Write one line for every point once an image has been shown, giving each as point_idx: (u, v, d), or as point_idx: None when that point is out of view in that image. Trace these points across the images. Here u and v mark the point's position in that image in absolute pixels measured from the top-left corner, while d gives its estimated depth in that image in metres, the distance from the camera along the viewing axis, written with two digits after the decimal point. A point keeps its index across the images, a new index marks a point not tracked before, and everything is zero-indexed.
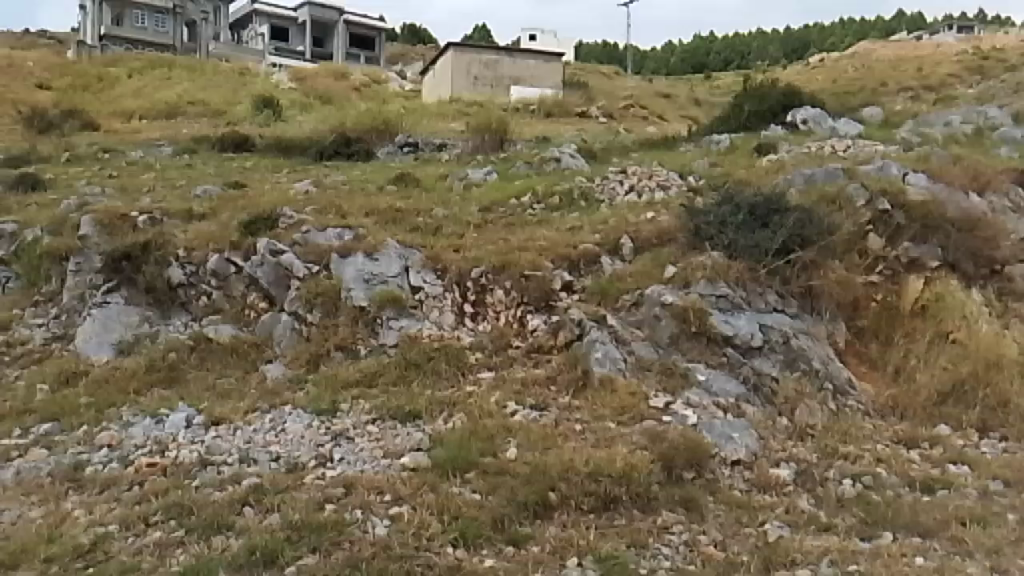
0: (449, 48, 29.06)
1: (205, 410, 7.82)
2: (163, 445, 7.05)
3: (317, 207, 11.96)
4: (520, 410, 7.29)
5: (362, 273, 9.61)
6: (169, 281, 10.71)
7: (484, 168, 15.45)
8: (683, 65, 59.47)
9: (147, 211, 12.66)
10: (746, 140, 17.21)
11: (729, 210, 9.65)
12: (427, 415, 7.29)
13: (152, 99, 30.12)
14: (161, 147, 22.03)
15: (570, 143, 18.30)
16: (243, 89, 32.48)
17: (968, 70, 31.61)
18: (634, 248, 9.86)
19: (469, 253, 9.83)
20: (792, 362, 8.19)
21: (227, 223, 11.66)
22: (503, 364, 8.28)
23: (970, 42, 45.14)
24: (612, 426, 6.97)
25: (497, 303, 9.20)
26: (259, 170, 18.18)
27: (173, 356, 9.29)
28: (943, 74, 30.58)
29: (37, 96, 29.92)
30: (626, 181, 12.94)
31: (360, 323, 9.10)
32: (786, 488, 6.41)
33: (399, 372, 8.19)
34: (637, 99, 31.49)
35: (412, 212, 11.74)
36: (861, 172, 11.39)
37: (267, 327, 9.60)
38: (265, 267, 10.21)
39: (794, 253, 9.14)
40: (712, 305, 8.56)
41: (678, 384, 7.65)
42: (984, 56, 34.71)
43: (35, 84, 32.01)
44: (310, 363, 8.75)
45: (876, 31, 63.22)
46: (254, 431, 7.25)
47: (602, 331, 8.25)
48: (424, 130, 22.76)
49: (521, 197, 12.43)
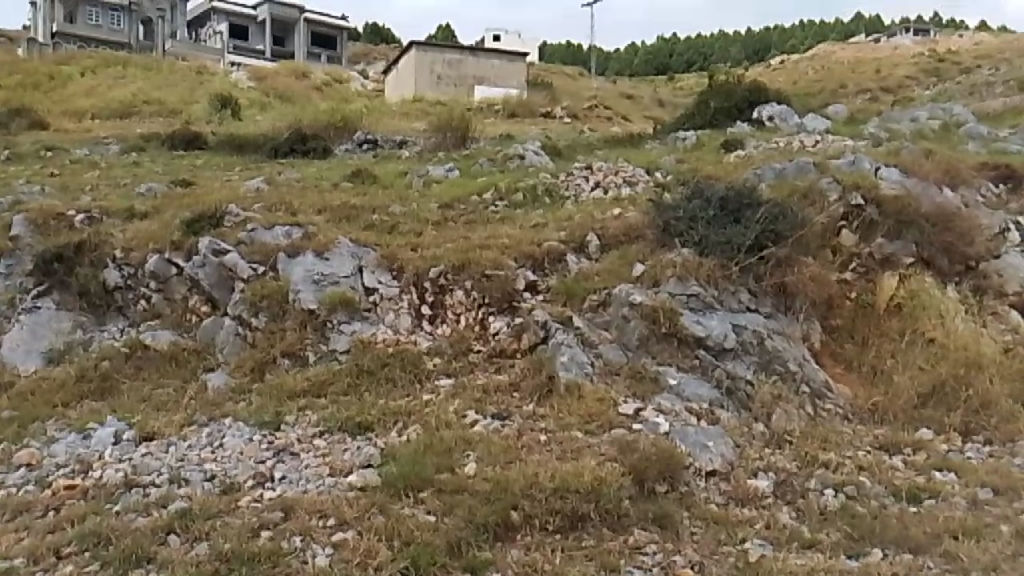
0: (412, 46, 28.44)
1: (137, 424, 7.16)
2: (87, 464, 6.38)
3: (266, 204, 11.32)
4: (480, 419, 6.76)
5: (311, 274, 9.00)
6: (104, 284, 9.99)
7: (446, 165, 14.91)
8: (646, 66, 59.49)
9: (84, 210, 11.89)
10: (712, 137, 16.90)
11: (698, 204, 9.21)
12: (380, 427, 6.73)
13: (104, 98, 29.01)
14: (109, 146, 21.09)
15: (534, 141, 17.85)
16: (198, 87, 31.47)
17: (927, 72, 31.87)
18: (600, 245, 9.40)
19: (426, 252, 9.28)
20: (767, 364, 7.77)
21: (169, 221, 10.95)
22: (463, 370, 7.74)
23: (929, 44, 45.71)
24: (580, 436, 6.47)
25: (457, 304, 8.64)
26: (211, 168, 17.40)
27: (107, 365, 8.60)
28: (903, 76, 30.81)
29: None
30: (592, 177, 12.50)
31: (309, 328, 8.49)
32: (765, 501, 5.98)
33: (350, 380, 7.62)
34: (601, 99, 31.17)
35: (367, 209, 11.15)
36: (832, 166, 11.07)
37: (209, 333, 8.96)
38: (207, 268, 9.56)
39: (766, 249, 8.70)
40: (683, 305, 8.10)
41: (648, 389, 7.18)
42: (940, 58, 35.06)
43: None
44: (254, 371, 8.14)
45: (835, 33, 63.87)
46: (190, 447, 6.63)
47: (567, 333, 7.76)
48: (385, 128, 22.15)
49: (482, 194, 11.91)
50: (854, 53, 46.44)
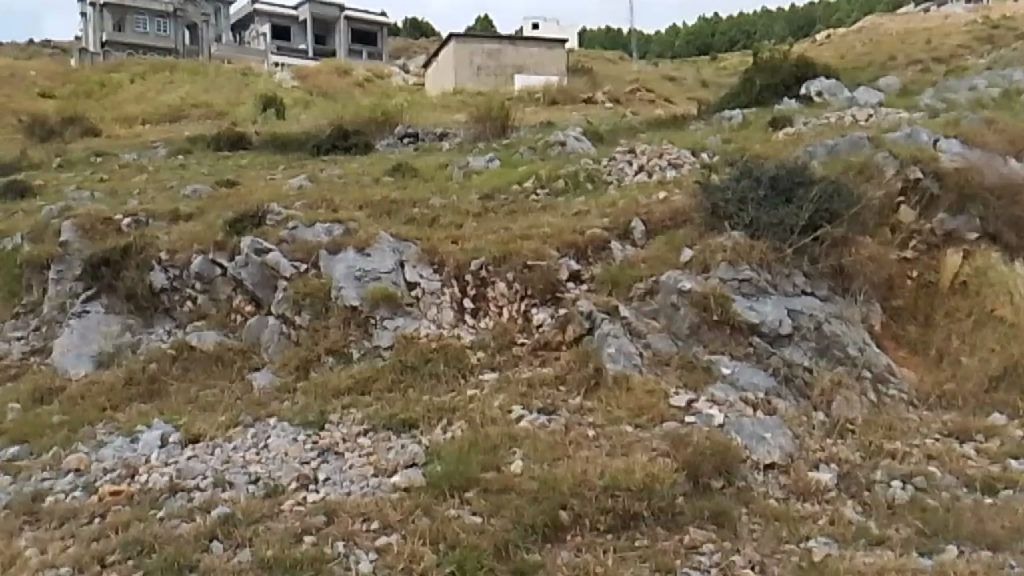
0: (451, 38, 28.28)
1: (183, 426, 7.13)
2: (134, 468, 6.37)
3: (307, 201, 11.27)
4: (527, 415, 6.57)
5: (352, 270, 8.89)
6: (150, 287, 10.05)
7: (486, 155, 14.73)
8: (688, 47, 58.44)
9: (130, 214, 12.01)
10: (759, 115, 16.37)
11: (748, 184, 8.82)
12: (424, 424, 6.58)
13: (153, 103, 29.50)
14: (157, 150, 21.38)
15: (575, 127, 17.55)
16: (242, 89, 31.79)
17: (982, 40, 30.61)
18: (645, 231, 9.11)
19: (467, 244, 9.11)
20: (825, 350, 7.43)
21: (212, 222, 10.98)
22: (508, 364, 7.56)
23: (985, 10, 43.92)
24: (630, 430, 6.23)
25: (500, 297, 8.45)
26: (255, 168, 17.49)
27: (154, 367, 8.63)
28: (958, 44, 29.62)
29: (39, 105, 29.42)
30: (635, 161, 12.18)
31: (351, 325, 8.39)
32: (829, 495, 5.68)
33: (394, 376, 7.49)
34: (643, 82, 30.61)
35: (407, 203, 11.04)
36: (888, 140, 10.57)
37: (254, 333, 8.92)
38: (250, 268, 9.53)
39: (821, 229, 8.30)
40: (735, 291, 7.78)
41: (700, 379, 6.90)
42: (995, 25, 33.66)
43: (37, 93, 31.42)
44: (299, 369, 8.06)
45: (884, 4, 61.85)
46: (234, 449, 6.59)
47: (614, 323, 7.51)
48: (426, 121, 22.04)
49: (523, 183, 11.70)
50: (905, 23, 44.84)
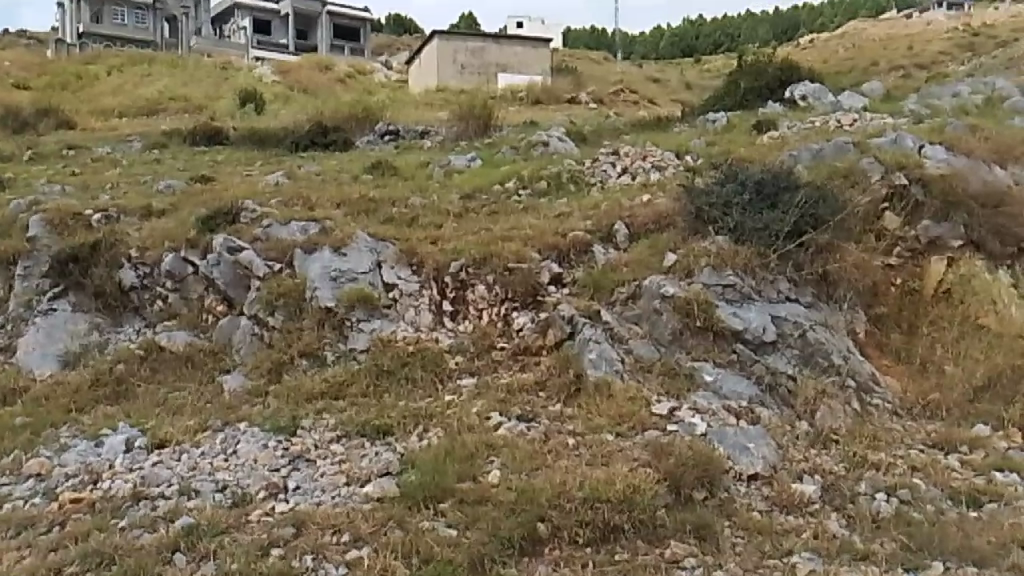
0: (434, 36, 28.03)
1: (150, 430, 6.89)
2: (96, 474, 6.12)
3: (283, 199, 11.03)
4: (505, 422, 6.40)
5: (328, 270, 8.67)
6: (120, 285, 9.77)
7: (468, 154, 14.54)
8: (671, 49, 58.50)
9: (101, 209, 11.69)
10: (743, 118, 16.30)
11: (733, 188, 8.70)
12: (399, 431, 6.39)
13: (130, 96, 29.01)
14: (132, 143, 20.99)
15: (558, 127, 17.40)
16: (221, 83, 31.36)
17: (961, 47, 30.85)
18: (628, 234, 8.98)
19: (447, 245, 8.92)
20: (808, 358, 7.33)
21: (185, 219, 10.71)
22: (486, 369, 7.38)
23: (963, 18, 44.36)
24: (611, 439, 6.08)
25: (479, 300, 8.26)
26: (232, 163, 17.19)
27: (122, 368, 8.36)
28: (937, 51, 29.82)
29: (14, 96, 28.86)
30: (618, 162, 12.05)
31: (327, 326, 8.17)
32: (812, 507, 5.58)
33: (369, 380, 7.29)
34: (626, 83, 30.53)
35: (386, 202, 10.83)
36: (873, 145, 10.52)
37: (226, 333, 8.68)
38: (223, 266, 9.28)
39: (806, 234, 8.19)
40: (718, 296, 7.65)
41: (682, 387, 6.77)
42: (975, 32, 33.94)
43: (11, 84, 30.81)
44: (272, 372, 7.83)
45: (865, 9, 62.33)
46: (202, 455, 6.36)
47: (596, 328, 7.36)
48: (407, 119, 21.79)
49: (505, 183, 11.53)
50: (885, 29, 45.16)
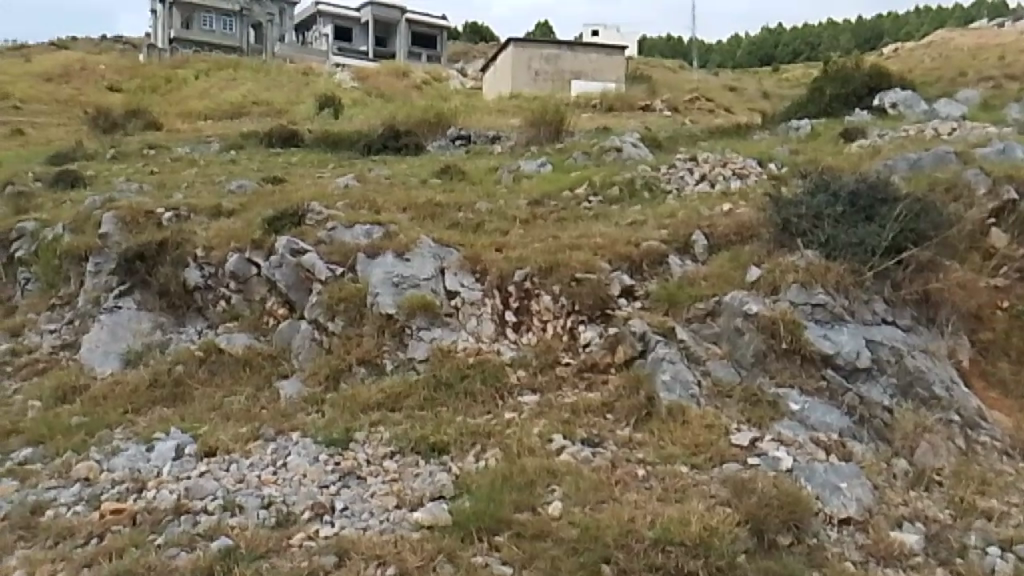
0: (510, 43, 27.68)
1: (201, 437, 6.65)
2: (142, 482, 5.93)
3: (349, 202, 10.81)
4: (569, 446, 5.93)
5: (390, 276, 8.34)
6: (184, 285, 9.67)
7: (538, 159, 14.12)
8: (749, 58, 57.06)
9: (172, 207, 11.69)
10: (829, 127, 15.42)
11: (825, 199, 7.98)
12: (455, 449, 6.00)
13: (213, 99, 29.65)
14: (210, 144, 21.30)
15: (633, 134, 16.84)
16: (301, 88, 31.82)
17: None
18: (707, 246, 8.40)
19: (513, 253, 8.50)
20: (907, 388, 6.63)
21: (251, 219, 10.57)
22: (551, 386, 6.92)
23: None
24: (685, 471, 5.55)
25: (544, 311, 7.78)
26: (304, 166, 17.17)
27: (180, 369, 8.21)
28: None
29: (107, 98, 29.90)
30: (697, 169, 11.43)
31: (386, 334, 7.81)
32: (913, 561, 5.02)
33: (426, 393, 6.90)
34: (701, 92, 29.63)
35: (452, 206, 10.50)
36: (977, 155, 9.71)
37: (285, 338, 8.45)
38: (285, 269, 9.06)
39: (906, 252, 7.43)
40: (807, 316, 6.98)
41: (764, 415, 6.19)
42: None
43: (105, 88, 31.89)
44: (329, 380, 7.54)
45: (954, 18, 59.57)
46: (250, 466, 6.08)
47: (670, 347, 6.82)
48: (479, 124, 21.54)
49: (575, 189, 11.05)
50: (977, 38, 42.95)
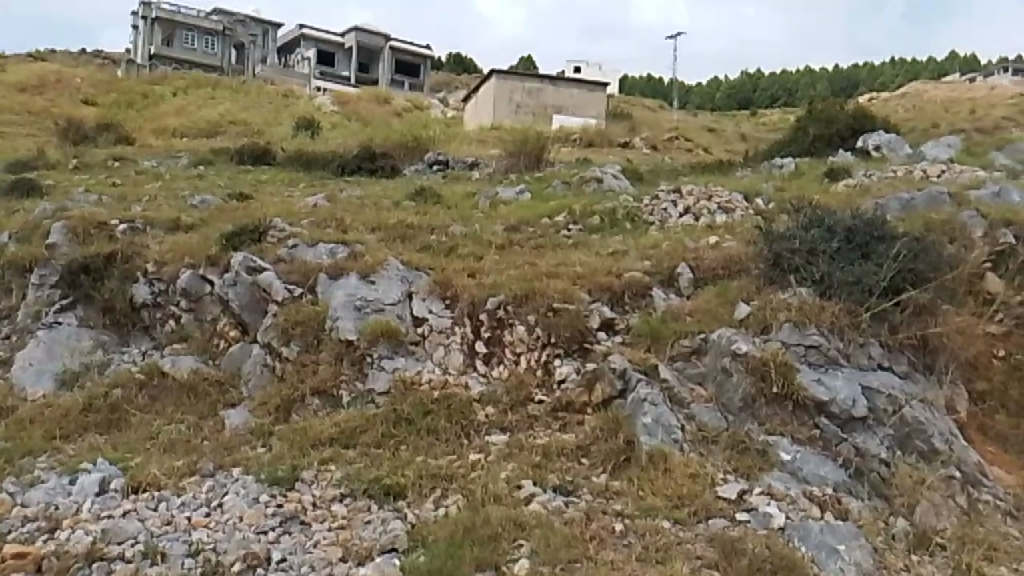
0: (493, 74, 27.38)
1: (131, 470, 5.97)
2: (56, 521, 5.25)
3: (316, 220, 10.25)
4: (539, 494, 5.34)
5: (353, 299, 7.74)
6: (131, 301, 9.01)
7: (517, 187, 13.67)
8: (728, 101, 57.61)
9: (128, 219, 11.03)
10: (813, 166, 15.17)
11: (819, 234, 7.56)
12: (412, 494, 5.39)
13: (189, 117, 28.95)
14: (179, 159, 20.57)
15: (614, 166, 16.48)
16: (280, 109, 31.28)
17: None
18: (692, 279, 7.92)
19: (486, 279, 7.96)
20: (904, 441, 6.16)
21: (210, 234, 9.95)
22: (521, 426, 6.34)
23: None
24: (667, 526, 4.98)
25: (517, 342, 7.20)
26: (275, 184, 16.54)
27: (119, 393, 7.52)
28: (1002, 116, 28.32)
29: (81, 111, 29.07)
30: (681, 201, 11.02)
31: (345, 362, 7.19)
32: None
33: (384, 429, 6.28)
34: (680, 130, 29.53)
35: (425, 229, 9.97)
36: (969, 197, 9.41)
37: (236, 362, 7.82)
38: (240, 287, 8.45)
39: (904, 293, 6.99)
40: (800, 358, 6.49)
41: (753, 465, 5.66)
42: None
43: (80, 101, 31.08)
44: (280, 411, 6.90)
45: (926, 71, 60.78)
46: (182, 506, 5.42)
47: (652, 387, 6.27)
48: (458, 151, 21.10)
49: (554, 217, 10.58)
50: (949, 91, 43.67)
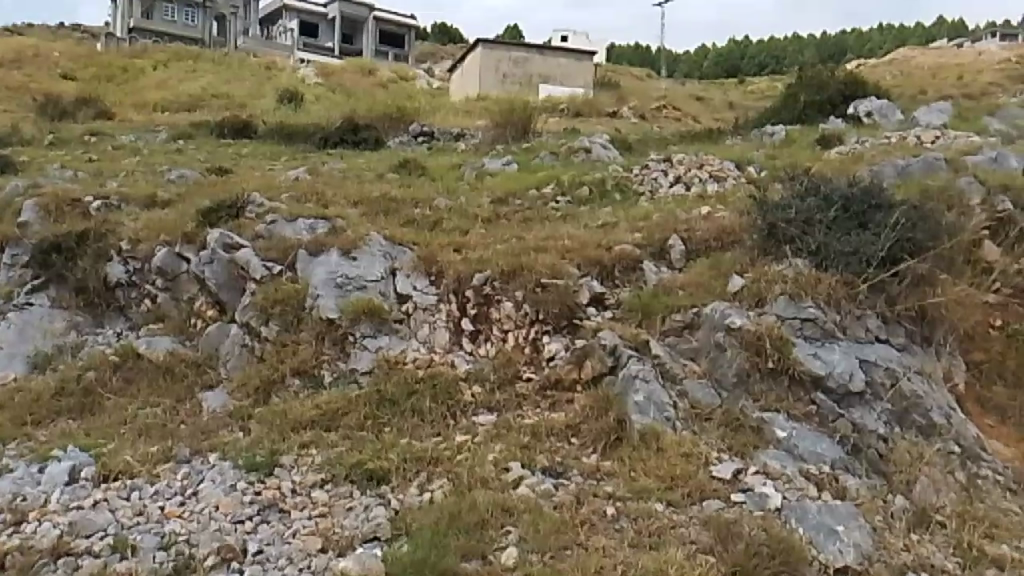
0: (479, 43, 26.86)
1: (103, 457, 5.73)
2: (22, 513, 5.03)
3: (296, 194, 9.94)
4: (528, 477, 5.14)
5: (334, 276, 7.48)
6: (105, 281, 8.73)
7: (504, 158, 13.36)
8: (716, 69, 57.05)
9: (102, 195, 10.69)
10: (805, 133, 14.92)
11: (814, 203, 7.33)
12: (396, 478, 5.19)
13: (170, 90, 28.36)
14: (159, 134, 20.10)
15: (602, 135, 16.18)
16: (263, 81, 30.69)
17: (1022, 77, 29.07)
18: (684, 251, 7.70)
19: (472, 254, 7.70)
20: (902, 416, 6.00)
21: (187, 210, 9.63)
22: (509, 405, 6.14)
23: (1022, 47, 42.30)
24: (660, 509, 4.80)
25: (505, 319, 6.97)
26: (256, 157, 16.15)
27: (92, 376, 7.26)
28: (989, 81, 28.08)
29: (60, 85, 28.42)
30: (671, 170, 10.76)
31: (326, 341, 6.94)
32: None
33: (367, 410, 6.06)
34: (669, 99, 29.14)
35: (409, 202, 9.69)
36: (965, 163, 9.21)
37: (213, 343, 7.57)
38: (216, 265, 8.16)
39: (902, 263, 6.76)
40: (796, 332, 6.29)
41: (748, 443, 5.49)
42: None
43: (58, 75, 30.37)
44: (259, 392, 6.67)
45: (914, 37, 60.39)
46: (155, 495, 5.21)
47: (643, 364, 6.06)
48: (444, 122, 20.71)
49: (542, 188, 10.32)
50: (938, 57, 43.34)
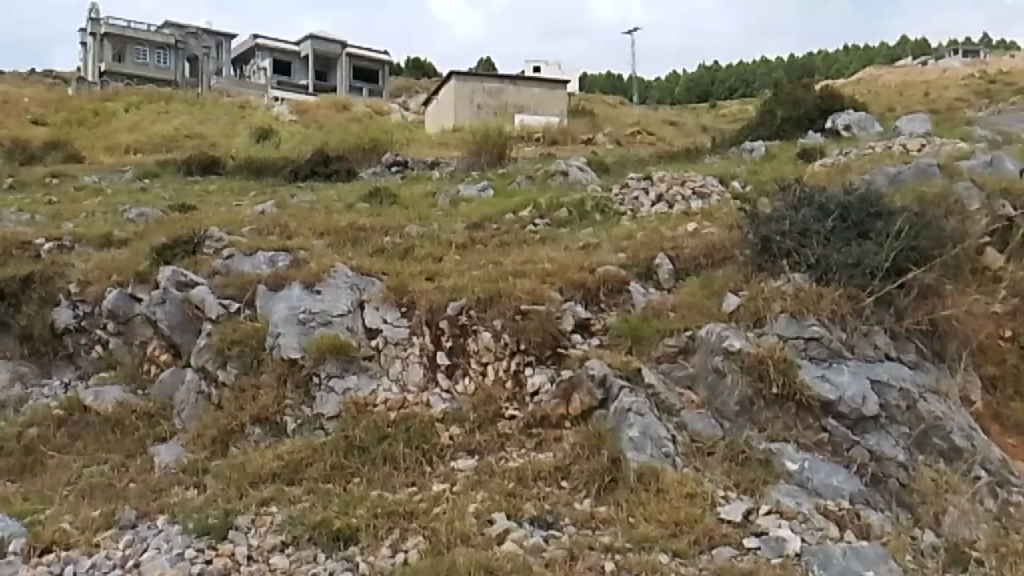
0: (452, 76, 26.54)
1: (36, 526, 5.08)
2: None
3: (258, 227, 9.38)
4: (514, 529, 4.57)
5: (296, 312, 6.90)
6: (52, 327, 8.08)
7: (479, 184, 12.87)
8: (689, 93, 57.32)
9: (55, 237, 10.07)
10: (785, 148, 14.58)
11: (810, 213, 6.86)
12: (365, 538, 4.59)
13: (140, 132, 27.79)
14: (125, 174, 19.47)
15: (579, 159, 15.78)
16: (235, 120, 30.25)
17: (991, 90, 29.18)
18: (672, 271, 7.21)
19: (446, 282, 7.15)
20: (922, 440, 5.50)
21: (141, 248, 9.03)
22: (491, 447, 5.56)
23: (985, 63, 42.74)
24: (665, 561, 4.24)
25: (483, 350, 6.40)
26: (224, 193, 15.59)
27: (34, 432, 6.61)
28: (958, 96, 28.12)
29: (28, 131, 27.76)
30: (653, 188, 10.30)
31: (289, 384, 6.35)
32: None
33: (334, 460, 5.45)
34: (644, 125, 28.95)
35: (378, 231, 9.15)
36: (958, 168, 8.81)
37: (167, 389, 6.96)
38: (169, 305, 7.56)
39: (907, 274, 6.31)
40: (800, 354, 5.78)
41: (756, 479, 4.96)
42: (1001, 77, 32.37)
43: (26, 120, 29.72)
44: (216, 444, 6.07)
45: (880, 56, 61.16)
46: (91, 570, 4.59)
47: (636, 395, 5.51)
48: (417, 153, 20.28)
49: (519, 212, 9.82)
50: (904, 74, 43.81)
